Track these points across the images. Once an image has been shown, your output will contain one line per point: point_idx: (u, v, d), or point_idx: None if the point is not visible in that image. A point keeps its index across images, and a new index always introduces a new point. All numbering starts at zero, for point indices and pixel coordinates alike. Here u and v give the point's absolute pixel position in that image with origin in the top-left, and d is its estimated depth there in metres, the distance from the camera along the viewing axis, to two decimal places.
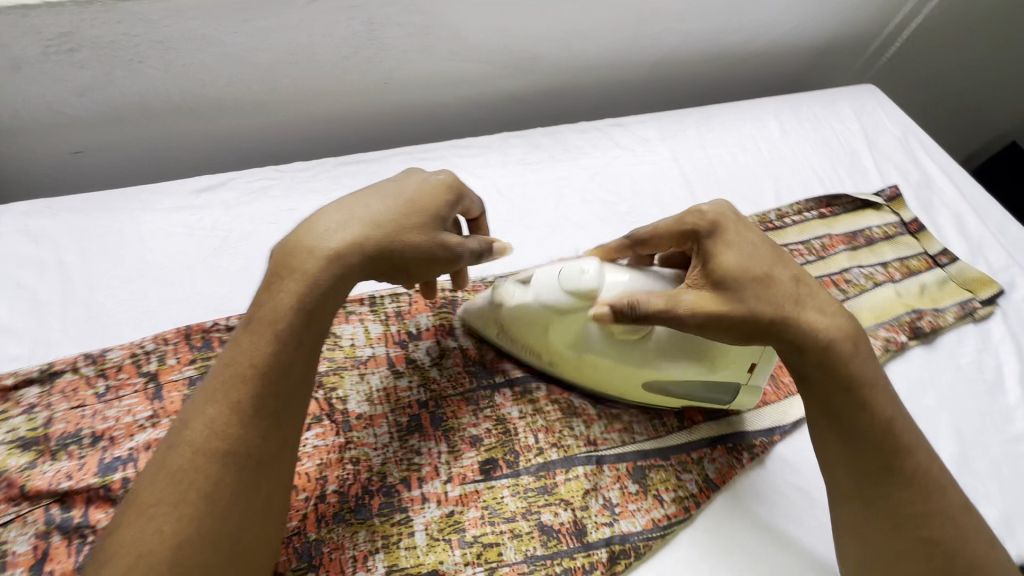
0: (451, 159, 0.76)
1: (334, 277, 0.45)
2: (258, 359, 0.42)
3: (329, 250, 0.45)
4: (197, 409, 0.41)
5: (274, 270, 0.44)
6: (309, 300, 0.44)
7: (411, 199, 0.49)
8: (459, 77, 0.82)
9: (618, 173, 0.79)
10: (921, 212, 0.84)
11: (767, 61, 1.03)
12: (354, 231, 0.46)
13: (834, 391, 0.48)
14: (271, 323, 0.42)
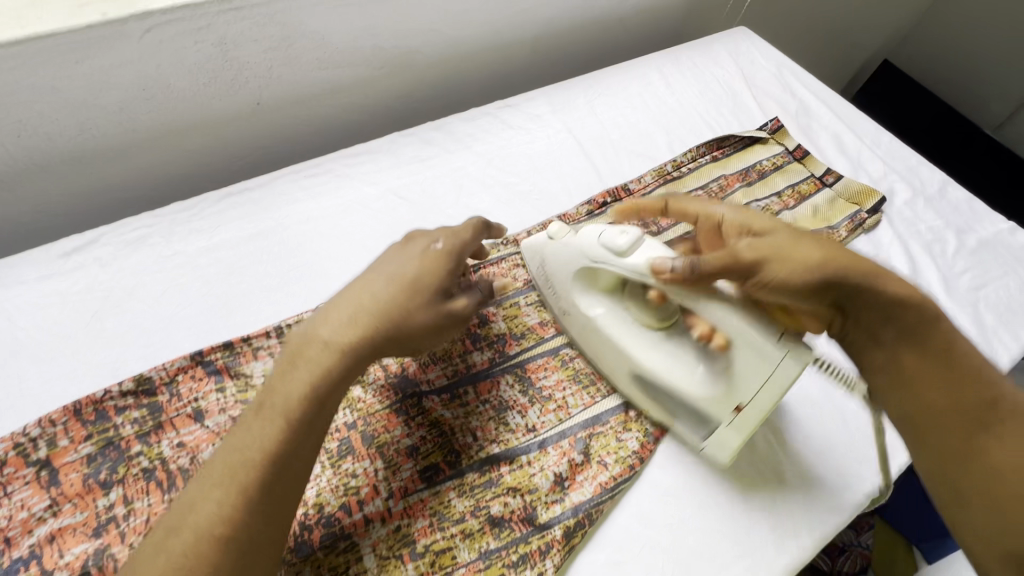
0: (342, 169, 0.73)
1: (346, 367, 0.44)
2: (268, 447, 0.40)
3: (341, 341, 0.44)
4: (202, 493, 0.39)
5: (290, 355, 0.44)
6: (320, 387, 0.42)
7: (416, 275, 0.48)
8: (336, 85, 0.79)
9: (515, 154, 0.79)
10: (805, 139, 0.89)
11: (643, 19, 1.05)
12: (364, 319, 0.45)
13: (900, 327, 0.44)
14: (284, 411, 0.41)
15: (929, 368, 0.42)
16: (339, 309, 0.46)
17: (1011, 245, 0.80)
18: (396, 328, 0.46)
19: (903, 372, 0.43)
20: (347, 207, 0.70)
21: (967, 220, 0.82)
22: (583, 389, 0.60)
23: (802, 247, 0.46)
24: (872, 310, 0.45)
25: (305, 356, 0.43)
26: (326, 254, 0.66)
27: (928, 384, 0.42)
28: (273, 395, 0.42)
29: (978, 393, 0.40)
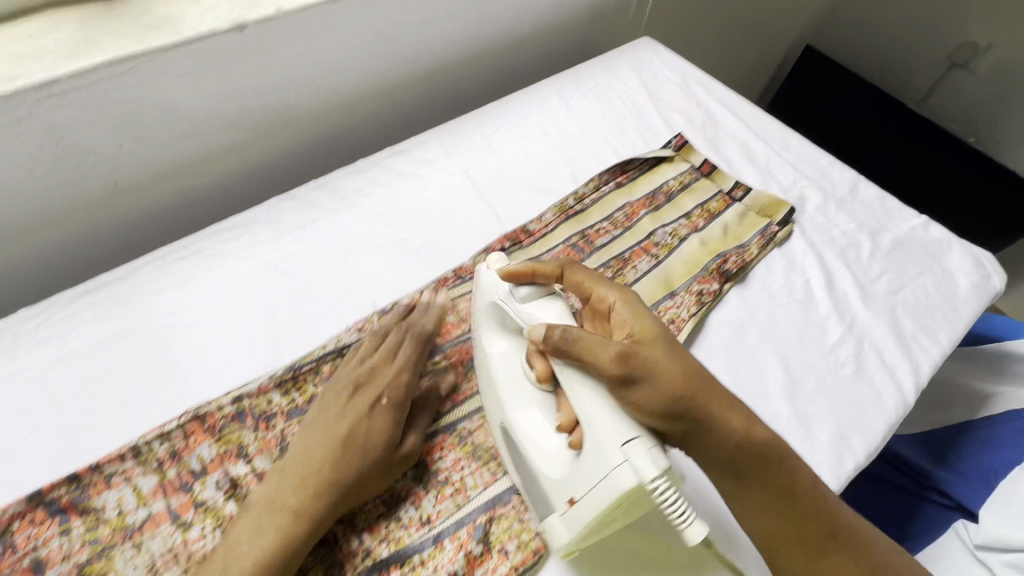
0: (213, 248, 0.67)
1: (316, 516, 0.49)
2: (258, 560, 0.46)
3: (308, 492, 0.49)
4: None
5: (279, 485, 0.50)
6: (304, 522, 0.48)
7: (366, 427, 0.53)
8: (203, 153, 0.73)
9: (406, 206, 0.74)
10: (712, 152, 0.87)
11: (544, 39, 1.01)
12: (324, 471, 0.50)
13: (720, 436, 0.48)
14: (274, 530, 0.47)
15: (761, 488, 0.49)
16: (326, 420, 0.54)
17: (925, 241, 0.78)
18: (355, 474, 0.51)
19: (739, 478, 0.49)
20: (220, 290, 0.64)
21: (879, 219, 0.81)
22: (483, 466, 0.56)
23: (666, 363, 0.48)
24: (717, 427, 0.48)
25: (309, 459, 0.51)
26: (195, 348, 0.60)
27: (773, 516, 0.49)
28: (283, 488, 0.50)
29: (798, 490, 0.49)
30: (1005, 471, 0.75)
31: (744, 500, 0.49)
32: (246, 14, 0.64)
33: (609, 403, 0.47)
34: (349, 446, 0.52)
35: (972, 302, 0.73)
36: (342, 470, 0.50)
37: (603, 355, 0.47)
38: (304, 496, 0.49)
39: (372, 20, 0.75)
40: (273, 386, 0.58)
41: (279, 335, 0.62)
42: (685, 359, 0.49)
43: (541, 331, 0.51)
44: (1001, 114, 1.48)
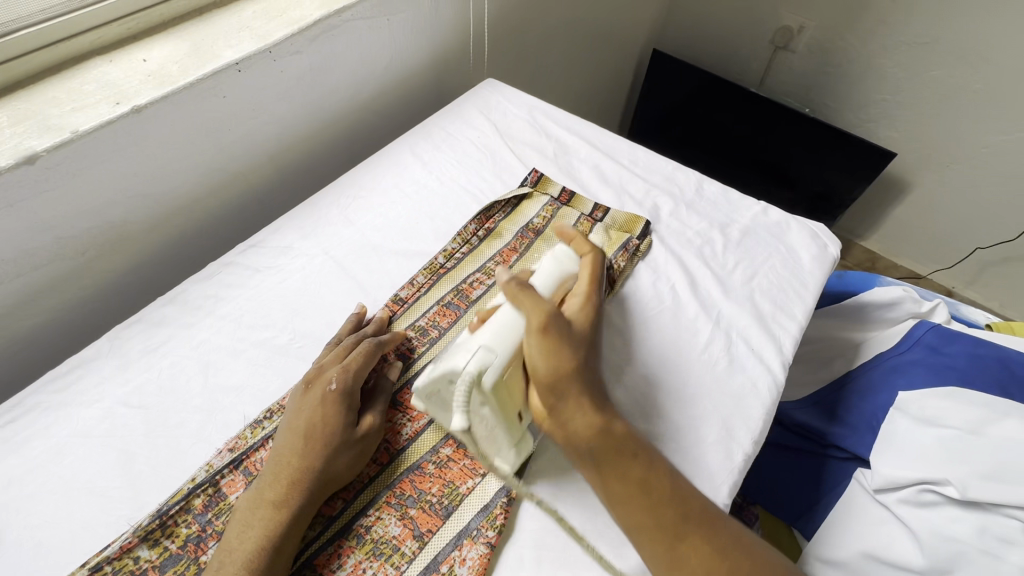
0: (49, 399, 0.61)
1: (309, 481, 0.53)
2: (280, 497, 0.52)
3: (292, 465, 0.54)
4: (243, 535, 0.51)
5: (279, 455, 0.55)
6: (305, 477, 0.53)
7: (323, 417, 0.56)
8: (24, 296, 0.66)
9: (267, 301, 0.71)
10: (567, 180, 0.90)
11: (392, 97, 1.02)
12: (297, 449, 0.54)
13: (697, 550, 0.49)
14: (288, 480, 0.53)
15: (634, 478, 0.52)
16: (283, 453, 0.55)
17: (767, 225, 0.86)
18: (326, 456, 0.54)
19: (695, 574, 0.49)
20: (62, 447, 0.58)
21: (726, 213, 0.87)
22: (385, 562, 0.53)
23: (578, 349, 0.55)
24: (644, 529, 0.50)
25: (268, 493, 0.53)
26: (40, 522, 0.54)
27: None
28: (246, 530, 0.51)
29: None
30: (884, 414, 0.82)
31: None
32: (35, 145, 0.60)
33: (509, 329, 0.54)
34: (305, 478, 0.53)
35: (816, 272, 0.80)
36: (301, 500, 0.52)
37: (535, 312, 0.55)
38: (266, 533, 0.50)
39: (192, 121, 0.72)
40: (138, 540, 0.52)
41: (139, 480, 0.57)
42: (563, 344, 0.55)
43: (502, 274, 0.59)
44: (824, 84, 1.66)
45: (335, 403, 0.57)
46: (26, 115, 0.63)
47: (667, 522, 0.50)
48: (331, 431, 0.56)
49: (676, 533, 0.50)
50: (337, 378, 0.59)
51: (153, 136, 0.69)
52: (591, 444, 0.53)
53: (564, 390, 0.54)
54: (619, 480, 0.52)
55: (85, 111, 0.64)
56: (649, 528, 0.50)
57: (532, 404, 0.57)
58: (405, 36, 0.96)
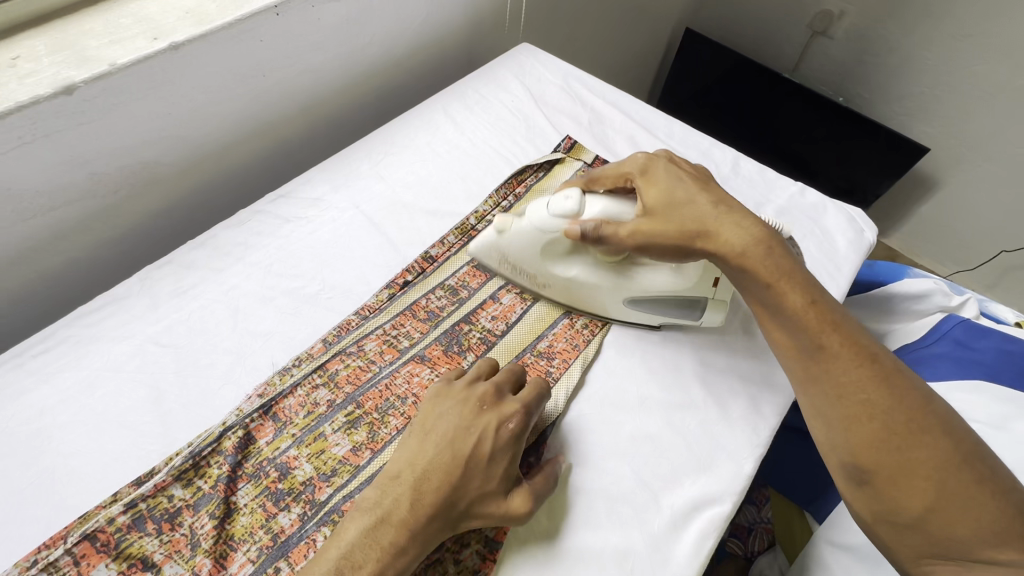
0: (79, 335, 0.61)
1: (454, 514, 0.50)
2: (422, 516, 0.48)
3: (449, 489, 0.49)
4: (366, 545, 0.46)
5: (431, 469, 0.50)
6: (451, 506, 0.49)
7: (493, 455, 0.52)
8: (56, 231, 0.66)
9: (297, 251, 0.70)
10: (601, 149, 0.89)
11: (425, 54, 1.00)
12: (457, 476, 0.50)
13: (833, 370, 0.53)
14: (436, 504, 0.49)
15: (839, 341, 0.53)
16: (436, 473, 0.50)
17: (803, 206, 0.84)
18: (484, 495, 0.51)
19: (853, 424, 0.51)
20: (94, 380, 0.58)
21: (762, 191, 0.85)
22: None
23: (694, 202, 0.61)
24: (807, 348, 0.54)
25: (405, 516, 0.48)
26: (72, 450, 0.54)
27: (866, 448, 0.50)
28: (373, 544, 0.46)
29: (887, 438, 0.49)
30: None
31: (857, 457, 0.50)
32: (73, 75, 0.58)
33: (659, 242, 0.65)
34: (450, 509, 0.49)
35: (850, 256, 0.79)
36: (427, 541, 0.48)
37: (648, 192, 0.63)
38: (386, 561, 0.46)
39: (226, 62, 0.70)
40: (172, 479, 0.53)
41: (169, 417, 0.57)
42: (736, 220, 0.59)
43: (576, 228, 0.64)
44: (860, 73, 1.62)
45: (508, 445, 0.53)
46: (63, 45, 0.61)
47: (832, 368, 0.53)
48: (497, 472, 0.52)
49: (818, 349, 0.54)
50: (515, 418, 0.54)
51: (188, 75, 0.67)
52: (727, 253, 0.58)
53: (717, 234, 0.58)
54: (837, 340, 0.53)
55: (122, 44, 0.62)
56: (830, 372, 0.53)
57: (726, 240, 0.58)
58: None
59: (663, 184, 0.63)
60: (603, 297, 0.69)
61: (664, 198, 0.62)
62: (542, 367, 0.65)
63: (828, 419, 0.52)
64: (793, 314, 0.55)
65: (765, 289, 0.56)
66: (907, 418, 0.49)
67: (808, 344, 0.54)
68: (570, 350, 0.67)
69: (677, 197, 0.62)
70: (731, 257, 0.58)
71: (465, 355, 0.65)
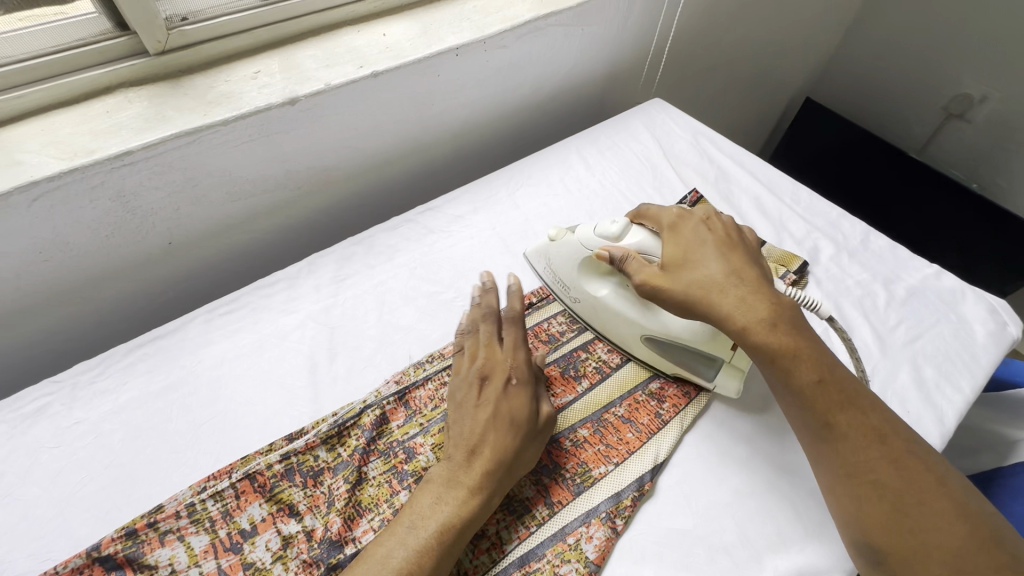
0: (256, 302, 0.71)
1: (503, 473, 0.54)
2: (475, 484, 0.53)
3: (486, 453, 0.54)
4: (430, 509, 0.51)
5: (468, 447, 0.55)
6: (498, 468, 0.54)
7: (507, 405, 0.57)
8: (250, 213, 0.79)
9: (439, 260, 0.78)
10: (725, 206, 0.91)
11: (564, 99, 1.09)
12: (491, 437, 0.55)
13: (852, 442, 0.51)
14: (480, 467, 0.54)
15: (839, 422, 0.52)
16: (472, 443, 0.55)
17: (939, 290, 0.81)
18: (516, 441, 0.56)
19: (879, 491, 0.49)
20: (264, 342, 0.68)
21: (892, 269, 0.83)
22: (517, 519, 0.56)
23: (704, 266, 0.58)
24: (815, 410, 0.52)
25: (468, 476, 0.53)
26: (241, 400, 0.63)
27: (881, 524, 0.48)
28: (438, 503, 0.52)
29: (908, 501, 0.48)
30: None
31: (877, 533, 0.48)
32: (297, 90, 0.71)
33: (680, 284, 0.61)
34: (499, 470, 0.54)
35: (990, 349, 0.74)
36: (499, 483, 0.54)
37: (669, 247, 0.61)
38: (453, 518, 0.51)
39: (408, 91, 0.81)
40: (320, 442, 0.59)
41: (320, 386, 0.64)
42: (745, 295, 0.55)
43: (604, 255, 0.63)
44: (1002, 162, 1.51)
45: (520, 394, 0.59)
46: (292, 65, 0.75)
47: (850, 438, 0.51)
48: (518, 415, 0.57)
49: (833, 417, 0.52)
50: (514, 371, 0.60)
51: (376, 98, 0.79)
52: (736, 325, 0.55)
53: (721, 301, 0.56)
54: (846, 419, 0.51)
55: (335, 69, 0.75)
56: (846, 449, 0.51)
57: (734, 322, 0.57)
58: (591, 45, 1.02)
59: (683, 240, 0.61)
60: (622, 328, 0.68)
61: (678, 255, 0.60)
62: (652, 408, 0.66)
63: (841, 501, 0.51)
64: (800, 390, 0.53)
65: (770, 363, 0.54)
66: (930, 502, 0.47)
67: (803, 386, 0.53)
68: (681, 396, 0.66)
69: (691, 254, 0.59)
70: (737, 330, 0.55)
71: (580, 381, 0.68)
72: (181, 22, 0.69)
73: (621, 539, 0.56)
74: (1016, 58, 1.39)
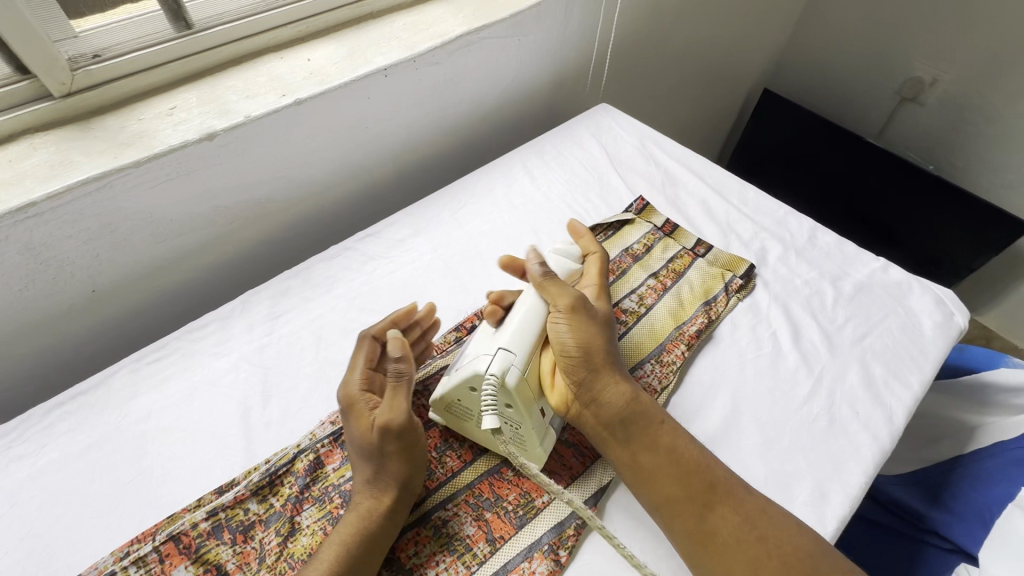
0: (187, 347, 0.69)
1: (376, 495, 0.54)
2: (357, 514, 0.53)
3: (358, 483, 0.55)
4: (326, 542, 0.51)
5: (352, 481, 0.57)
6: (370, 493, 0.54)
7: (351, 432, 0.57)
8: (180, 253, 0.76)
9: (378, 288, 0.76)
10: (672, 211, 0.90)
11: (509, 110, 1.07)
12: (358, 465, 0.56)
13: (641, 436, 0.57)
14: (359, 498, 0.55)
15: (668, 473, 0.55)
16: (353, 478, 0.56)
17: (885, 283, 0.80)
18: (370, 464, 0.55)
19: (646, 474, 0.55)
20: (194, 390, 0.65)
21: (839, 265, 0.83)
22: (458, 559, 0.54)
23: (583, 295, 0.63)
24: (614, 418, 0.58)
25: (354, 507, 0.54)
26: (168, 453, 0.60)
27: (667, 485, 0.54)
28: (331, 536, 0.52)
29: (700, 482, 0.54)
30: (1001, 508, 0.71)
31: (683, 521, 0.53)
32: (215, 124, 0.68)
33: (529, 327, 0.60)
34: (371, 494, 0.54)
35: (937, 341, 0.74)
36: (380, 503, 0.54)
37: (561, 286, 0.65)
38: (347, 549, 0.51)
39: (337, 115, 0.79)
40: (250, 493, 0.56)
41: (253, 433, 0.62)
42: (588, 323, 0.61)
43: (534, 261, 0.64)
44: (956, 143, 1.52)
45: (358, 416, 0.57)
46: (210, 98, 0.72)
47: (651, 439, 0.57)
48: (360, 439, 0.56)
49: (630, 421, 0.57)
50: (347, 395, 0.58)
51: (303, 126, 0.76)
52: (563, 330, 0.60)
53: (569, 313, 0.61)
54: (647, 424, 0.58)
55: (257, 99, 0.72)
56: (642, 445, 0.57)
57: (556, 389, 0.60)
58: (531, 54, 1.01)
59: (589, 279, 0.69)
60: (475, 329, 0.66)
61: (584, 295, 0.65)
62: None
63: (637, 481, 0.56)
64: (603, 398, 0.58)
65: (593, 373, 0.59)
66: (800, 555, 0.49)
67: (624, 413, 0.58)
68: None
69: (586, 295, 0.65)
70: (563, 337, 0.60)
71: None
72: (92, 59, 0.66)
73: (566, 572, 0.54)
74: (964, 39, 1.39)
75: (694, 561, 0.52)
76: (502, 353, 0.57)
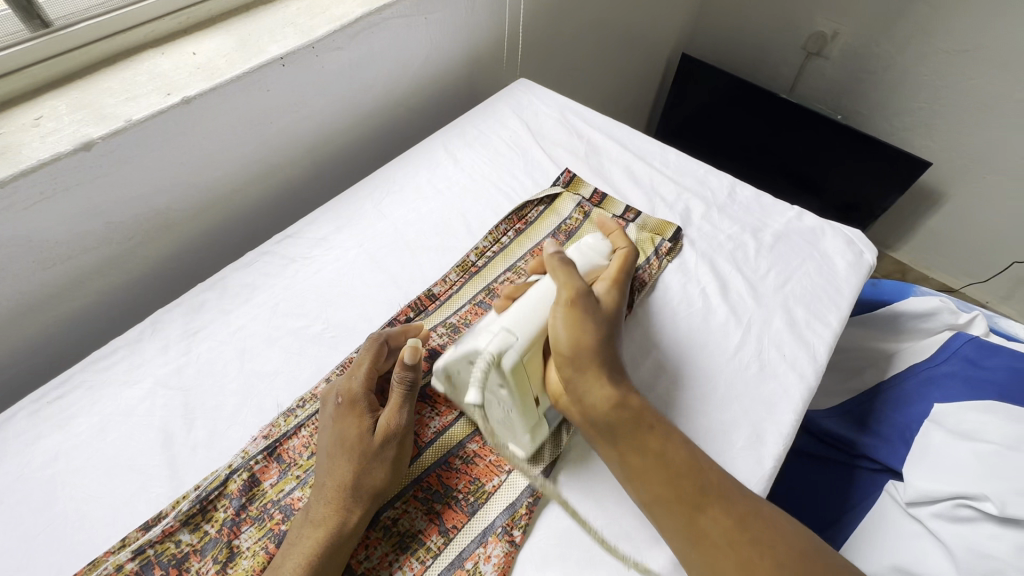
0: (92, 379, 0.63)
1: (348, 497, 0.52)
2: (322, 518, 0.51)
3: (328, 484, 0.53)
4: (287, 554, 0.50)
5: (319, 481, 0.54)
6: (342, 496, 0.52)
7: (339, 429, 0.56)
8: (74, 278, 0.69)
9: (302, 291, 0.72)
10: (598, 181, 0.90)
11: (426, 93, 1.04)
12: (332, 465, 0.54)
13: (633, 439, 0.55)
14: (327, 499, 0.52)
15: (658, 473, 0.53)
16: (321, 477, 0.54)
17: (801, 230, 0.84)
18: (353, 464, 0.53)
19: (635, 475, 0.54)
20: (105, 424, 0.60)
21: (759, 217, 0.86)
22: (411, 555, 0.53)
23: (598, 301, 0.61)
24: (604, 420, 0.56)
25: (316, 512, 0.52)
26: (82, 496, 0.55)
27: (656, 484, 0.52)
28: (291, 549, 0.50)
29: (691, 485, 0.52)
30: (918, 424, 0.77)
31: (673, 520, 0.51)
32: (91, 132, 0.62)
33: (534, 312, 0.59)
34: (343, 496, 0.52)
35: (851, 279, 0.78)
36: (351, 507, 0.52)
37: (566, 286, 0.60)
38: (310, 560, 0.49)
39: (234, 112, 0.74)
40: (180, 524, 0.53)
41: (177, 460, 0.58)
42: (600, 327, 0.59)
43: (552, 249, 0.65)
44: (859, 91, 1.61)
45: (352, 415, 0.56)
46: (82, 104, 0.65)
47: (646, 445, 0.54)
48: (349, 438, 0.55)
49: (625, 427, 0.55)
50: (345, 391, 0.57)
51: (195, 127, 0.71)
52: (571, 324, 0.58)
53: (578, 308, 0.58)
54: (644, 432, 0.55)
55: (137, 101, 0.66)
56: (632, 449, 0.54)
57: (548, 380, 0.60)
58: (441, 33, 0.97)
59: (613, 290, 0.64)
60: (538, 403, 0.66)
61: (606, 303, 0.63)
62: None
63: (631, 482, 0.54)
64: (593, 401, 0.56)
65: (592, 369, 0.57)
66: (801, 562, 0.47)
67: (616, 420, 0.55)
68: None
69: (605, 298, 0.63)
70: (569, 328, 0.58)
71: None
72: None
73: (522, 551, 0.54)
74: None
75: (687, 560, 0.50)
76: (503, 334, 0.56)
